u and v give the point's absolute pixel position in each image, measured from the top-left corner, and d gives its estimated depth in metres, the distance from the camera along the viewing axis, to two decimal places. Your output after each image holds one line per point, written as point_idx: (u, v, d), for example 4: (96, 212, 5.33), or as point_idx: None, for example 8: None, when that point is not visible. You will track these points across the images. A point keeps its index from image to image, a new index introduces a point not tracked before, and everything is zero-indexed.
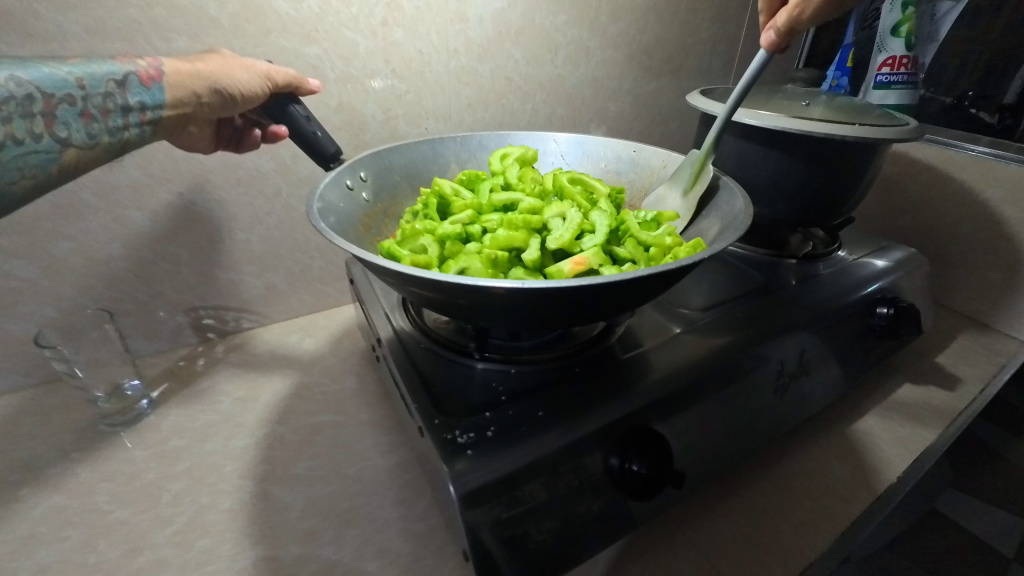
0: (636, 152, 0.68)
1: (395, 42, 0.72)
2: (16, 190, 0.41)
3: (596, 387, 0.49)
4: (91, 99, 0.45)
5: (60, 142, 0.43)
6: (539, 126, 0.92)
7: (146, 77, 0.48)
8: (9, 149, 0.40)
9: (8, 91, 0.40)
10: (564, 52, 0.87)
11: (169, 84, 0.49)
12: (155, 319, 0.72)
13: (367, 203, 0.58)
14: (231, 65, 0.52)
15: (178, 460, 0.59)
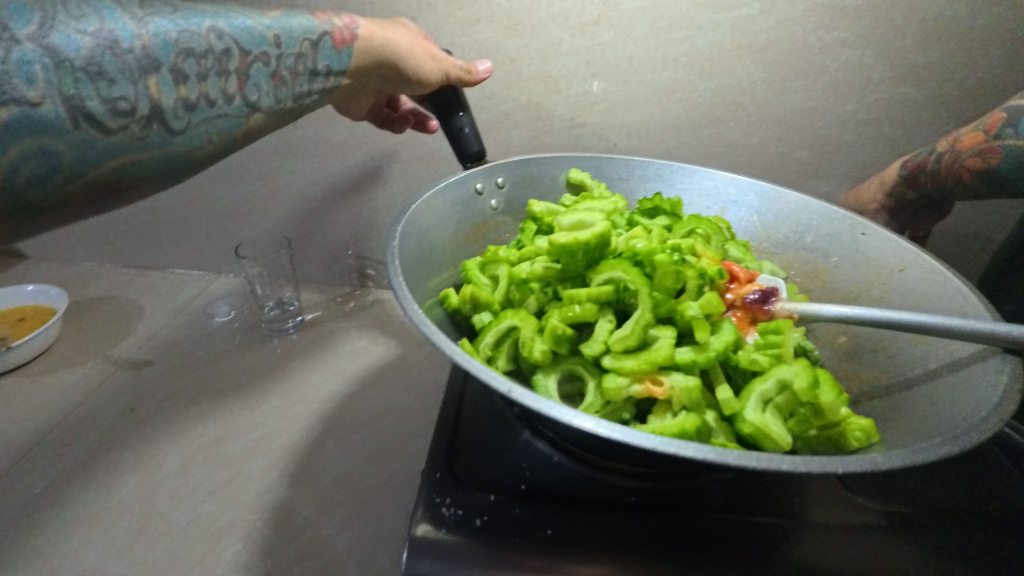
0: (865, 237, 0.48)
1: (602, 44, 0.65)
2: (199, 156, 0.38)
3: (639, 536, 0.36)
4: (286, 61, 0.43)
5: (245, 105, 0.40)
6: (763, 165, 0.74)
7: (341, 39, 0.46)
8: (199, 113, 0.37)
9: (208, 44, 0.37)
10: (827, 79, 0.66)
11: (358, 49, 0.48)
12: (332, 256, 0.85)
13: (492, 211, 0.54)
14: (419, 49, 0.51)
15: (289, 380, 0.69)
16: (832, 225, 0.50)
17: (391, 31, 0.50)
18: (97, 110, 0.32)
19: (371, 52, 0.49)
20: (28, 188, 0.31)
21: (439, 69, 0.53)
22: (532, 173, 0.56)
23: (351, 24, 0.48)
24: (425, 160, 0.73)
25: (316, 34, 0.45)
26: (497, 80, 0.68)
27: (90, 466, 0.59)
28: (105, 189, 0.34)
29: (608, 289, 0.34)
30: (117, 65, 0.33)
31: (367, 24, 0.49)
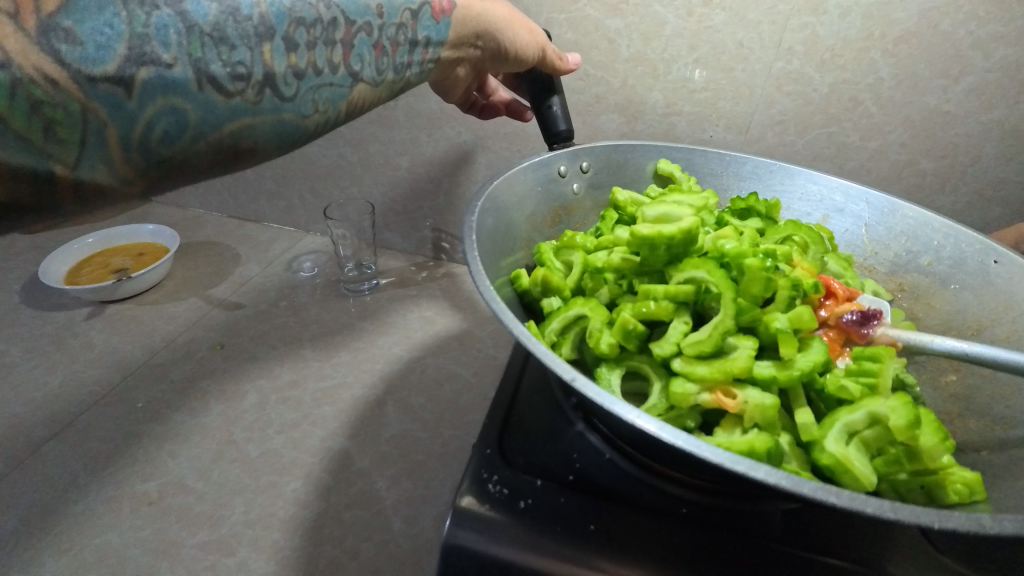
0: (996, 264, 0.42)
1: (711, 27, 0.61)
2: (309, 125, 0.37)
3: (688, 550, 0.34)
4: (389, 31, 0.39)
5: (349, 77, 0.38)
6: (879, 173, 0.66)
7: (440, 10, 0.43)
8: (308, 81, 0.35)
9: (317, 14, 0.34)
10: (974, 80, 0.57)
11: (458, 21, 0.45)
12: (410, 225, 0.87)
13: (573, 195, 0.53)
14: (516, 24, 0.50)
15: (359, 339, 0.73)
16: (958, 246, 0.45)
17: (489, 2, 0.48)
18: (219, 74, 0.30)
19: (471, 25, 0.46)
20: (161, 145, 0.30)
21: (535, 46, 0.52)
22: (619, 159, 0.54)
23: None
24: (508, 139, 0.73)
25: (417, 4, 0.41)
26: (593, 61, 0.66)
27: (183, 391, 0.66)
28: (227, 152, 0.33)
29: (687, 288, 0.32)
30: (238, 32, 0.31)
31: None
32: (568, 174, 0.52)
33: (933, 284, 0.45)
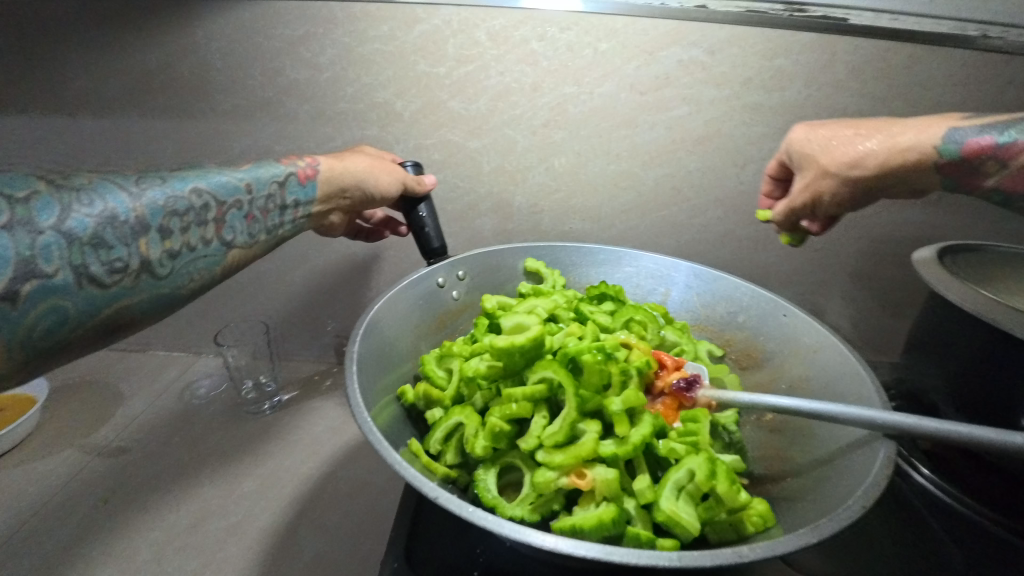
0: (786, 317, 0.54)
1: (554, 142, 0.72)
2: (185, 293, 0.46)
3: None
4: (255, 201, 0.52)
5: (223, 242, 0.49)
6: (708, 242, 0.80)
7: (303, 177, 0.56)
8: (183, 257, 0.45)
9: (190, 202, 0.46)
10: (756, 166, 0.74)
11: (319, 181, 0.57)
12: (310, 335, 0.88)
13: (454, 300, 0.59)
14: (373, 168, 0.59)
15: (265, 463, 0.71)
16: (761, 305, 0.56)
17: (348, 160, 0.60)
18: (99, 272, 0.40)
19: (332, 181, 0.58)
20: (43, 340, 0.37)
21: (395, 179, 0.60)
22: (492, 264, 0.62)
23: (312, 163, 0.58)
24: (396, 246, 0.80)
25: (280, 176, 0.55)
26: (461, 175, 0.75)
27: (57, 564, 0.59)
28: (106, 330, 0.41)
29: (540, 387, 0.38)
30: (118, 234, 0.41)
31: (327, 159, 0.59)
32: (447, 284, 0.58)
33: (749, 338, 0.56)
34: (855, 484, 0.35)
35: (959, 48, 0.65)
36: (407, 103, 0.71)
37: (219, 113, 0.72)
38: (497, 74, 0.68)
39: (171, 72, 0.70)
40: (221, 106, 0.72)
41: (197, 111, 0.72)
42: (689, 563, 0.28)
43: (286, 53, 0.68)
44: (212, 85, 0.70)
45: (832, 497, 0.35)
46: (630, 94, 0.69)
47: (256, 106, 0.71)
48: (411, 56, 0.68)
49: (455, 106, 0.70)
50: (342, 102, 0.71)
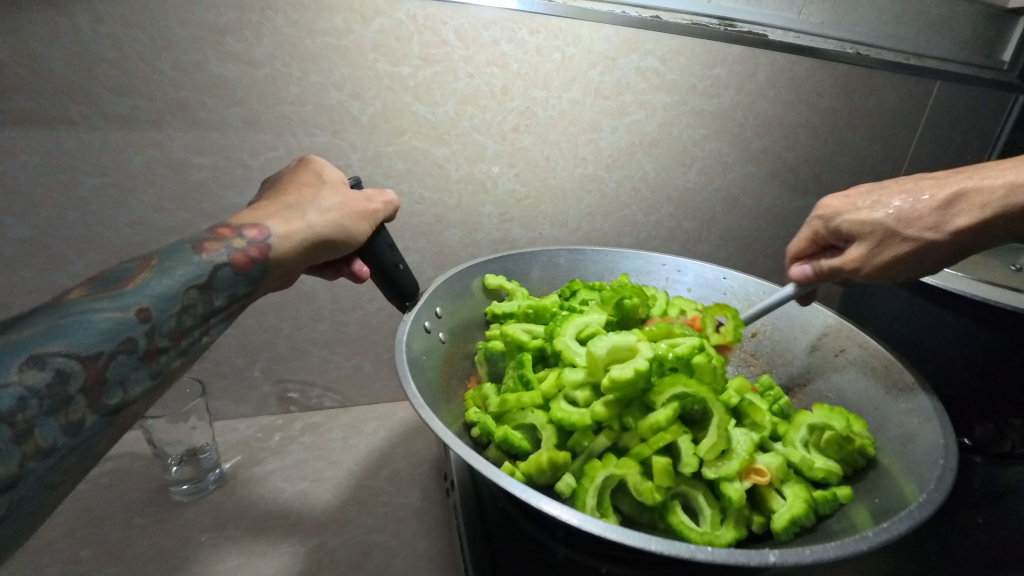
0: (726, 278, 0.67)
1: (523, 147, 0.70)
2: (45, 506, 0.29)
3: None
4: (161, 326, 0.34)
5: (114, 413, 0.32)
6: (660, 238, 0.85)
7: (242, 264, 0.38)
8: (34, 471, 0.28)
9: (31, 385, 0.28)
10: (700, 165, 0.80)
11: (277, 260, 0.41)
12: (245, 386, 0.74)
13: (443, 344, 0.54)
14: (343, 225, 0.45)
15: (228, 555, 0.56)
16: (697, 277, 0.68)
17: (310, 215, 0.43)
18: None
19: (293, 254, 0.42)
20: None
21: (366, 226, 0.47)
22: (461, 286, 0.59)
23: (260, 231, 0.40)
24: None
25: (200, 272, 0.36)
26: (427, 186, 0.69)
27: None
28: None
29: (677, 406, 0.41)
30: None
31: (279, 219, 0.42)
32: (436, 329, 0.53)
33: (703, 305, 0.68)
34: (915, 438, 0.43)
35: (839, 61, 0.79)
36: (365, 106, 0.62)
37: (113, 120, 0.56)
38: (465, 76, 0.64)
39: (32, 62, 0.52)
40: (114, 110, 0.56)
41: (78, 116, 0.55)
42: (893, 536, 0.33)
43: (210, 44, 0.56)
44: (100, 82, 0.55)
45: (899, 457, 0.43)
46: (595, 99, 0.70)
47: (168, 109, 0.57)
48: (370, 54, 0.60)
49: (419, 110, 0.64)
50: (284, 105, 0.60)
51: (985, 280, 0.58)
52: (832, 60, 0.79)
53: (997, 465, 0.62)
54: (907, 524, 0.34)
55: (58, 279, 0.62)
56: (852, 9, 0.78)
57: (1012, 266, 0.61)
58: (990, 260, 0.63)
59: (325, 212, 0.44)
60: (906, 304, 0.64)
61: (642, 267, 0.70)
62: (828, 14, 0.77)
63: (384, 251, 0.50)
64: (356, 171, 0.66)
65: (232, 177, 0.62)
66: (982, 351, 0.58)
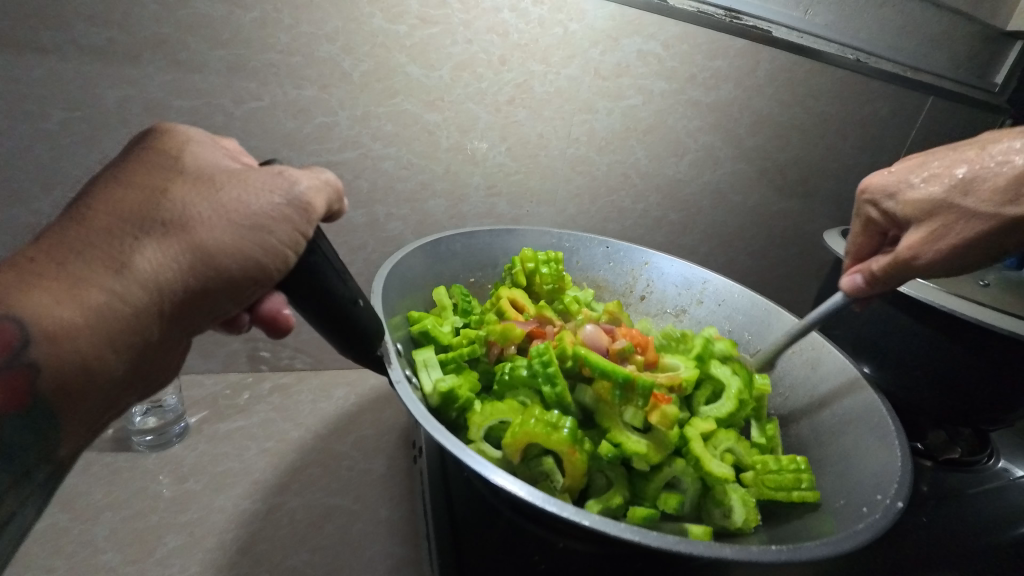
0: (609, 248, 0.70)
1: (517, 122, 0.69)
2: None
3: None
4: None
5: None
6: (646, 227, 0.85)
7: (5, 399, 0.29)
8: None
9: None
10: (691, 157, 0.80)
11: (57, 377, 0.31)
12: (214, 341, 0.73)
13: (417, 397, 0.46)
14: (191, 261, 0.32)
15: (186, 508, 0.56)
16: (586, 248, 0.70)
17: (132, 262, 0.31)
18: None
19: (85, 349, 0.31)
20: None
21: (282, 231, 0.33)
22: (415, 266, 0.57)
23: (13, 327, 0.29)
24: (332, 231, 0.70)
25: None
26: (415, 151, 0.67)
27: None
28: None
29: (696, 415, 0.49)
30: None
31: (56, 293, 0.30)
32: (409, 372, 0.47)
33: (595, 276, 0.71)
34: (874, 431, 0.46)
35: (837, 66, 0.80)
36: (357, 62, 0.60)
37: (85, 50, 0.53)
38: (463, 42, 0.62)
39: None
40: (88, 40, 0.53)
41: (48, 43, 0.52)
42: (882, 527, 0.37)
43: None
44: (75, 8, 0.51)
45: (858, 457, 0.46)
46: (593, 79, 0.69)
47: (148, 45, 0.55)
48: (366, 8, 0.58)
49: (413, 72, 0.62)
50: (272, 52, 0.58)
51: (952, 292, 0.60)
52: (831, 64, 0.79)
53: (945, 469, 0.65)
54: (903, 498, 0.39)
55: (18, 215, 0.59)
56: (857, 13, 0.77)
57: (981, 282, 0.63)
58: (961, 275, 0.65)
59: (160, 246, 0.32)
60: (876, 312, 0.65)
61: (572, 247, 0.70)
62: (832, 16, 0.76)
63: (328, 274, 0.35)
64: (342, 130, 0.64)
65: (212, 123, 0.60)
66: (944, 361, 0.60)
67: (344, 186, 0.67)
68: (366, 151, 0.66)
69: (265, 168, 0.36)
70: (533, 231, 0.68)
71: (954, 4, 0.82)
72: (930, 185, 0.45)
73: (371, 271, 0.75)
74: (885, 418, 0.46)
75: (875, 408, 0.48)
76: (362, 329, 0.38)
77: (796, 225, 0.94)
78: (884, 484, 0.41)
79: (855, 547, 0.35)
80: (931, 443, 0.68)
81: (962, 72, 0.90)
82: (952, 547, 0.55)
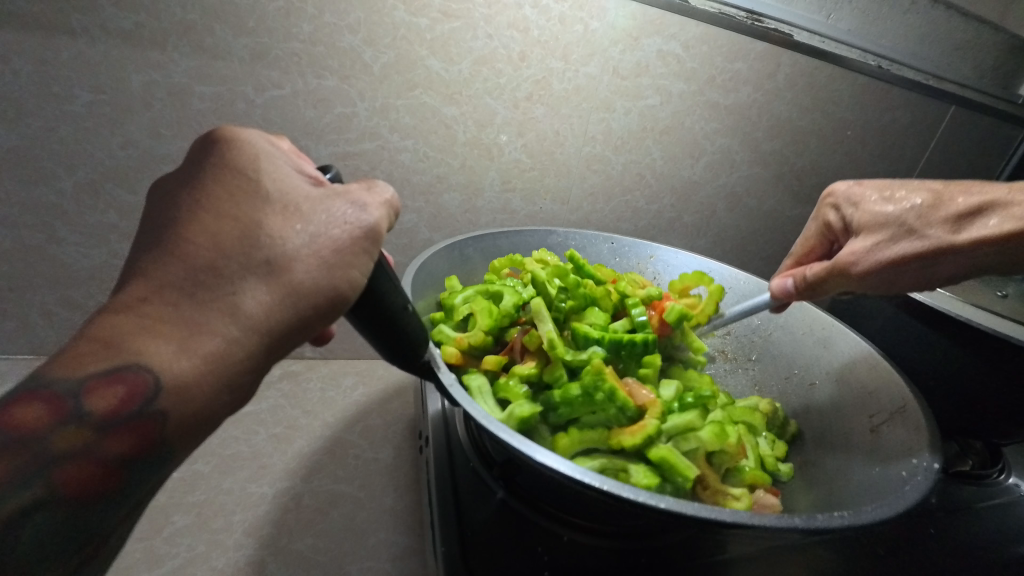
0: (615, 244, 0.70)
1: (534, 118, 0.69)
2: None
3: None
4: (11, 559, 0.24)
5: None
6: (659, 229, 0.85)
7: (87, 481, 0.26)
8: None
9: None
10: (707, 159, 0.80)
11: (177, 425, 0.28)
12: None
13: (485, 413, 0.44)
14: (300, 303, 0.29)
15: (195, 490, 0.57)
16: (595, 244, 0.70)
17: (243, 305, 0.28)
18: None
19: (206, 397, 0.28)
20: None
21: (362, 266, 0.31)
22: (438, 266, 0.57)
23: (145, 379, 0.26)
24: None
25: (7, 528, 0.24)
26: (432, 144, 0.68)
27: None
28: None
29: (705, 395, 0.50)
30: None
31: (170, 343, 0.27)
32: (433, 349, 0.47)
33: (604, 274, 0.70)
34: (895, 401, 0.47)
35: (859, 73, 0.79)
36: (378, 54, 0.61)
37: (113, 34, 0.54)
38: (484, 37, 0.62)
39: None
40: (117, 24, 0.54)
41: (77, 26, 0.53)
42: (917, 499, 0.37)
43: None
44: None
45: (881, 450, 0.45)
46: (612, 78, 0.69)
47: (174, 31, 0.55)
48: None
49: (433, 65, 0.63)
50: (295, 42, 0.58)
51: (970, 302, 0.59)
52: (852, 70, 0.78)
53: (954, 482, 0.64)
54: (925, 480, 0.38)
55: (42, 194, 0.60)
56: (881, 19, 0.76)
57: (999, 293, 0.62)
58: (979, 286, 0.64)
59: (271, 287, 0.29)
60: (891, 319, 0.65)
61: (581, 244, 0.70)
62: (856, 21, 0.75)
63: (383, 281, 0.35)
64: (361, 121, 0.64)
65: (234, 111, 0.60)
66: (959, 371, 0.60)
67: (361, 177, 0.68)
68: (384, 143, 0.66)
69: (345, 190, 0.32)
70: (550, 229, 0.68)
71: (980, 13, 0.80)
72: (872, 237, 0.47)
73: (384, 263, 0.76)
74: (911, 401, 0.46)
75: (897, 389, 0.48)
76: (409, 338, 0.38)
77: None
78: (878, 497, 0.39)
79: (878, 517, 0.34)
80: (943, 455, 0.67)
81: (986, 82, 0.88)
82: (961, 558, 0.55)
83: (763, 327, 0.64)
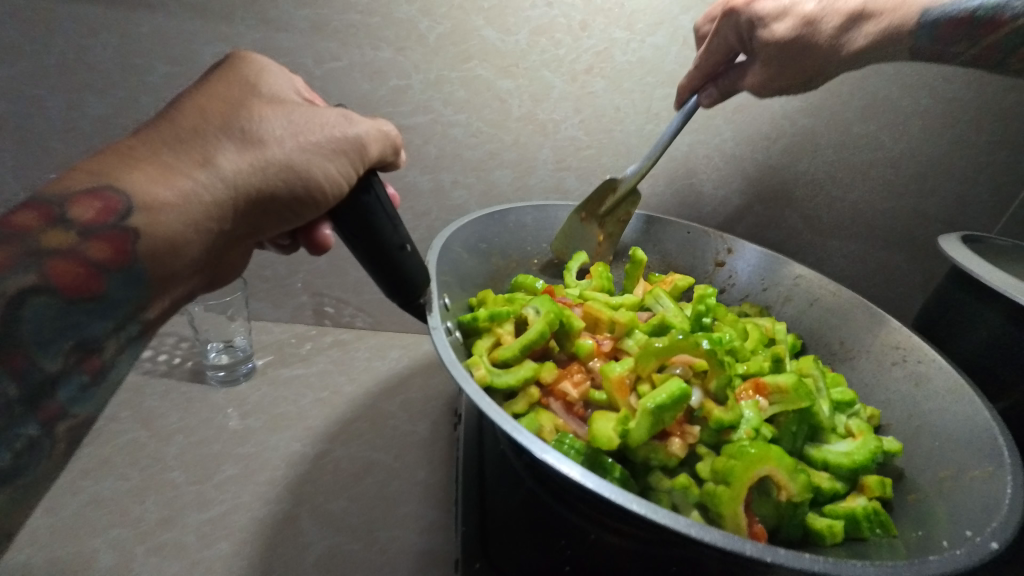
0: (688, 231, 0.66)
1: (593, 93, 0.66)
2: None
3: None
4: (2, 395, 0.27)
5: None
6: (727, 217, 0.79)
7: (76, 280, 0.29)
8: None
9: None
10: (785, 141, 0.72)
11: (151, 245, 0.32)
12: (284, 293, 0.78)
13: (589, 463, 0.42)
14: (267, 171, 0.35)
15: (244, 442, 0.60)
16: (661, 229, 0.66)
17: (221, 160, 0.34)
18: None
19: (176, 231, 0.32)
20: None
21: (341, 164, 0.37)
22: (472, 236, 0.57)
23: (118, 197, 0.31)
24: (400, 195, 0.71)
25: (4, 314, 0.27)
26: (485, 119, 0.66)
27: None
28: None
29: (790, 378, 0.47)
30: None
31: (154, 174, 0.32)
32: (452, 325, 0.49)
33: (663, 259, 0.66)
34: (987, 462, 0.41)
35: None
36: (433, 24, 0.60)
37: (187, 7, 0.57)
38: (543, 5, 0.59)
39: None
40: None
41: (156, 1, 0.56)
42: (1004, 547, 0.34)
43: None
44: None
45: (963, 502, 0.40)
46: (681, 49, 0.64)
47: (241, 4, 0.57)
48: None
49: (489, 35, 0.61)
50: (353, 13, 0.58)
51: None
52: None
53: None
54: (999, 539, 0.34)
55: None
56: None
57: None
58: None
59: (244, 151, 0.34)
60: (997, 333, 0.55)
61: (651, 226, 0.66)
62: None
63: (379, 216, 0.39)
64: (415, 94, 0.64)
65: None
66: None
67: (413, 151, 0.68)
68: (436, 116, 0.65)
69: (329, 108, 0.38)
70: (601, 207, 0.65)
71: None
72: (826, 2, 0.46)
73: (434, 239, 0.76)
74: (1003, 467, 0.39)
75: (993, 457, 0.41)
76: (407, 274, 0.41)
77: (908, 228, 0.82)
78: (978, 522, 0.37)
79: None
80: None
81: None
82: None
83: (839, 334, 0.58)
